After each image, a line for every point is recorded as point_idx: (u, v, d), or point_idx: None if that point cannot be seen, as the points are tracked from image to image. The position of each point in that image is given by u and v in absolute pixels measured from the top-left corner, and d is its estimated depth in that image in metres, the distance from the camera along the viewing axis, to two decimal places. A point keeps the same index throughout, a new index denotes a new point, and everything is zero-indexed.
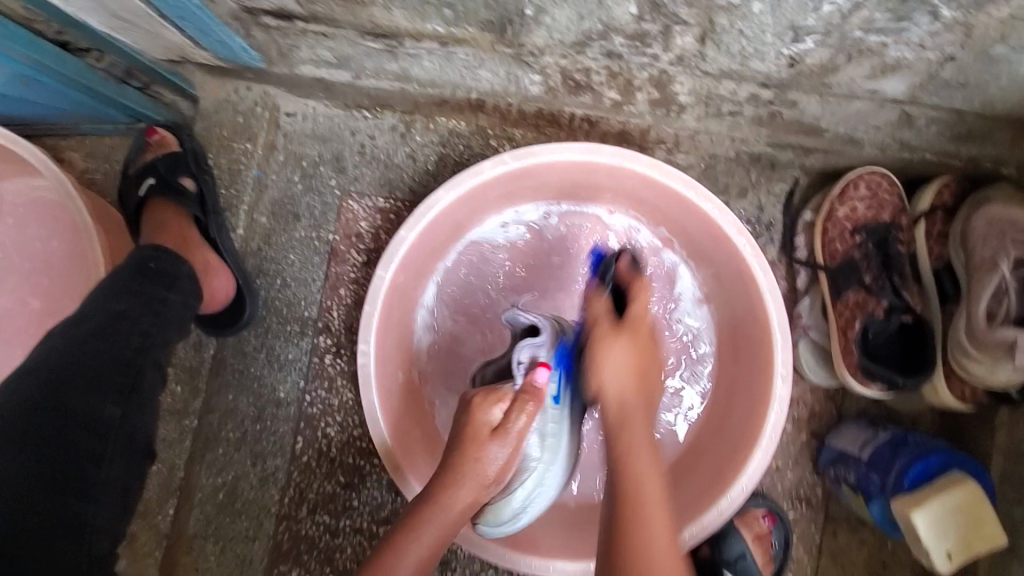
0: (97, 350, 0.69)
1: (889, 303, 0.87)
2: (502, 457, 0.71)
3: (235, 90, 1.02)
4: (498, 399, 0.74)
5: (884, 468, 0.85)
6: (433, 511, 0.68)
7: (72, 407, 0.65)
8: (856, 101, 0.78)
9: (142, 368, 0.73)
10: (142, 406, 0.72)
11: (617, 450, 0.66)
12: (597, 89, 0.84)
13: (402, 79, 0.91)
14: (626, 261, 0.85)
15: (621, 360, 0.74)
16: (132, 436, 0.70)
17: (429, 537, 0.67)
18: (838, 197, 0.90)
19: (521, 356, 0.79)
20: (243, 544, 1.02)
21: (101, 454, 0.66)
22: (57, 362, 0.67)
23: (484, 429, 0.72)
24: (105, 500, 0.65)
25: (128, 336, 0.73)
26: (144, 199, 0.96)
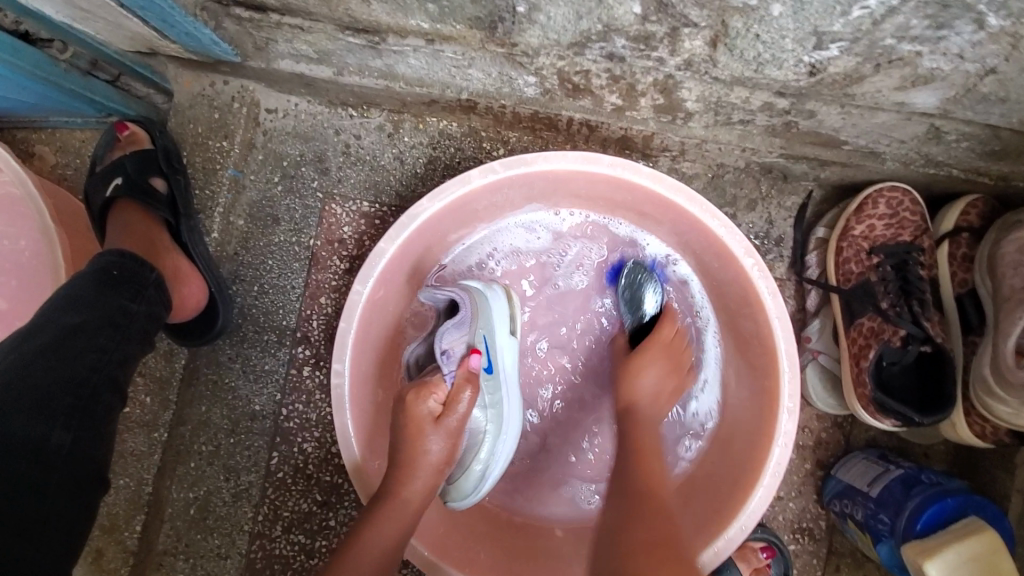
0: (49, 367, 0.62)
1: (907, 332, 0.80)
2: (443, 450, 0.69)
3: (211, 84, 0.94)
4: (431, 393, 0.70)
5: (896, 508, 0.79)
6: (389, 512, 0.66)
7: (13, 435, 0.57)
8: (881, 113, 0.71)
9: (98, 388, 0.64)
10: (96, 430, 0.63)
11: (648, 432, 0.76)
12: (597, 93, 0.77)
13: (388, 77, 0.84)
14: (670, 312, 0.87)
15: (659, 369, 0.81)
16: (83, 464, 0.61)
17: (389, 541, 0.65)
18: (855, 214, 0.85)
19: (446, 345, 0.73)
20: (214, 562, 0.96)
21: (44, 487, 0.57)
22: (5, 379, 0.59)
23: (425, 424, 0.69)
24: (48, 540, 0.57)
25: (83, 351, 0.64)
26: (107, 201, 0.89)
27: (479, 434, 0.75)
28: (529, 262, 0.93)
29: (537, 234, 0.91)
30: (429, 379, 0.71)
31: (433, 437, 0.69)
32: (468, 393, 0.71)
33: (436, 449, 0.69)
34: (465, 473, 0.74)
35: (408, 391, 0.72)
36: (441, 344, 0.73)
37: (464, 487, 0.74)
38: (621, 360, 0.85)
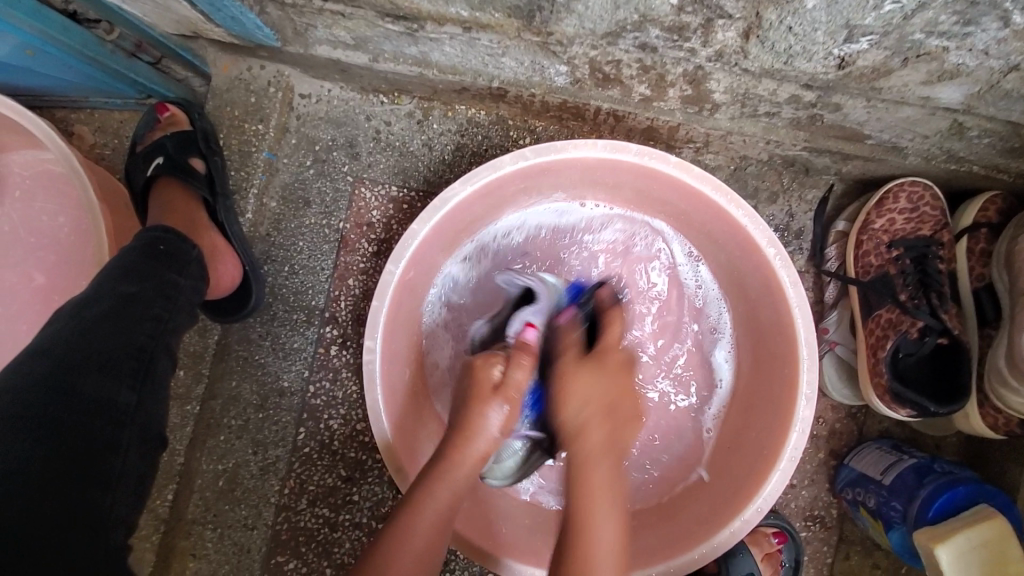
0: (113, 332, 0.65)
1: (925, 324, 0.81)
2: (500, 418, 0.70)
3: (249, 68, 0.97)
4: (495, 361, 0.73)
5: (907, 496, 0.82)
6: (445, 470, 0.68)
7: (85, 393, 0.60)
8: (906, 108, 0.72)
9: (153, 353, 0.68)
10: (156, 393, 0.67)
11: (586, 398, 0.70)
12: (626, 83, 0.79)
13: (421, 64, 0.87)
14: (607, 294, 0.83)
15: (583, 393, 0.70)
16: (149, 425, 0.65)
17: (442, 502, 0.67)
18: (876, 207, 0.87)
19: (515, 325, 0.80)
20: (241, 533, 1.00)
21: (117, 443, 0.61)
22: (72, 341, 0.63)
23: (486, 391, 0.71)
24: (121, 492, 0.60)
25: (142, 319, 0.69)
26: (150, 177, 0.94)
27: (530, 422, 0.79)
28: (548, 251, 0.95)
29: (554, 222, 0.94)
30: (495, 352, 0.75)
31: (496, 405, 0.70)
32: (522, 358, 0.73)
33: (500, 415, 0.70)
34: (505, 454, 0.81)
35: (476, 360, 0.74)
36: (512, 327, 0.80)
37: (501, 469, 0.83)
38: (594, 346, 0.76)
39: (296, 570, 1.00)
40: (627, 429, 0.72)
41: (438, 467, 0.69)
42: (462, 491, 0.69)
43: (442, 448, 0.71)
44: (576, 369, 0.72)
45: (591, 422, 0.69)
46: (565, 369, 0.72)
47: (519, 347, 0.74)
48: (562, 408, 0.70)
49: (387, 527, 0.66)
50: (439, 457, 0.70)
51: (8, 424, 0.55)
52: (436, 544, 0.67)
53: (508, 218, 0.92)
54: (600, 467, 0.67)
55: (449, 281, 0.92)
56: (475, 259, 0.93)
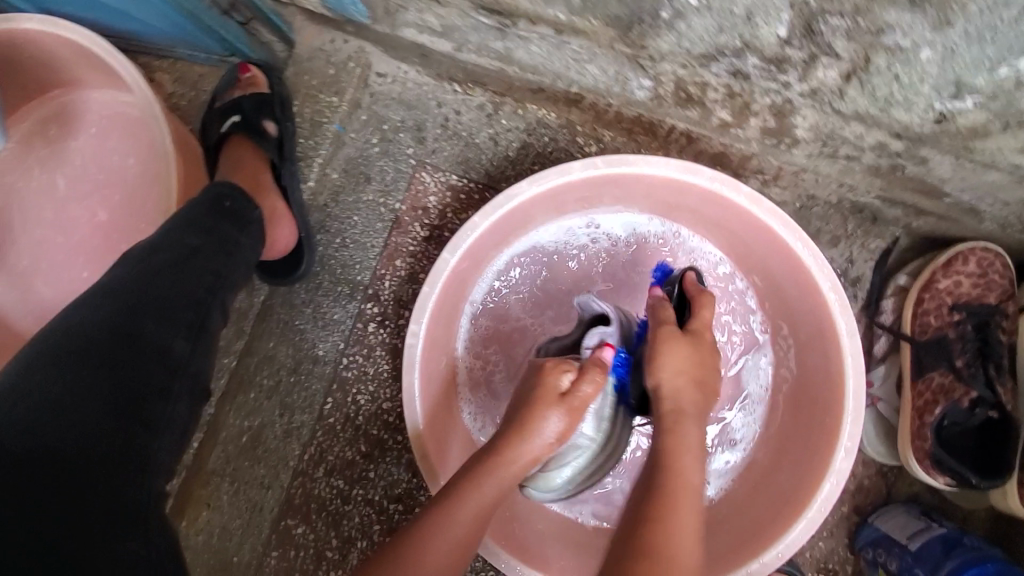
0: (174, 282, 0.66)
1: (978, 395, 0.80)
2: (556, 431, 0.67)
3: (332, 41, 1.00)
4: (567, 369, 0.71)
5: (932, 565, 0.81)
6: (493, 467, 0.67)
7: (146, 339, 0.61)
8: (995, 172, 0.70)
9: (210, 306, 0.69)
10: (207, 347, 0.67)
11: (679, 361, 0.70)
12: (708, 106, 0.79)
13: (503, 59, 0.87)
14: (693, 279, 0.82)
15: (684, 357, 0.71)
16: (198, 376, 0.65)
17: (487, 498, 0.66)
18: (943, 267, 0.84)
19: (590, 340, 0.79)
20: (256, 491, 1.02)
21: (169, 390, 0.60)
22: (137, 289, 0.64)
23: (552, 396, 0.68)
24: (167, 437, 0.59)
25: (201, 272, 0.69)
26: (223, 134, 0.95)
27: (578, 439, 0.75)
28: (599, 258, 0.94)
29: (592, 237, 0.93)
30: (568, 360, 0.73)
31: (553, 411, 0.68)
32: (597, 374, 0.70)
33: (554, 422, 0.68)
34: (559, 468, 0.75)
35: (544, 365, 0.72)
36: (586, 341, 0.79)
37: (551, 480, 0.75)
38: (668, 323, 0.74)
39: (304, 537, 1.01)
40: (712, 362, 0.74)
41: (488, 463, 0.67)
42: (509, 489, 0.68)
43: (495, 444, 0.69)
44: (674, 338, 0.72)
45: (685, 392, 0.69)
46: (662, 334, 0.72)
47: (595, 360, 0.72)
48: (657, 373, 0.70)
49: (428, 509, 0.67)
50: (490, 455, 0.68)
51: (70, 357, 0.56)
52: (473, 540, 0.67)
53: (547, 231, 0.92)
54: (687, 431, 0.66)
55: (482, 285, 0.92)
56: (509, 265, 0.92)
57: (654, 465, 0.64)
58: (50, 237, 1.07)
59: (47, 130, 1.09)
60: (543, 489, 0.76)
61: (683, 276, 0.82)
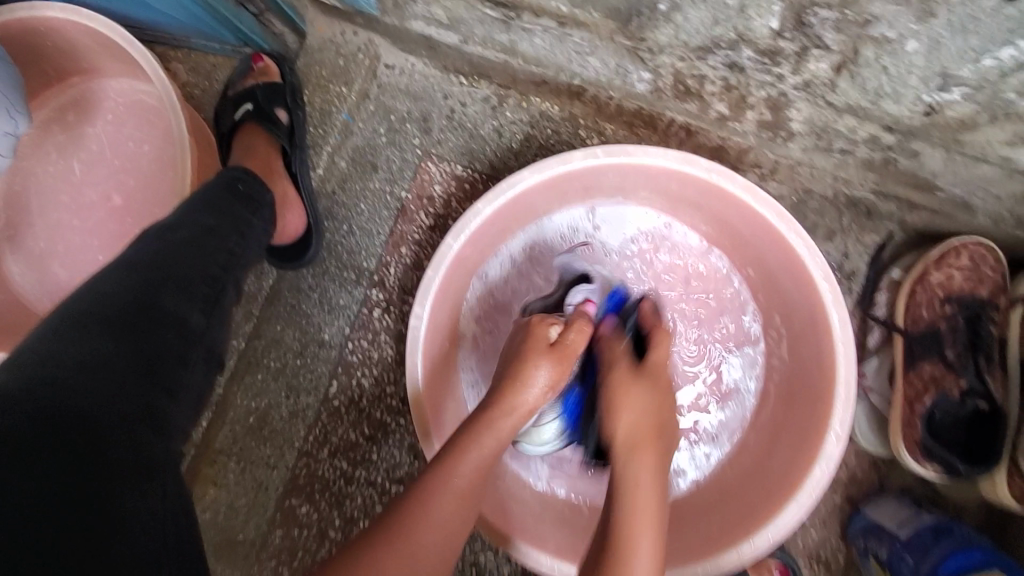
0: (192, 259, 0.69)
1: (968, 385, 0.81)
2: (541, 384, 0.71)
3: (341, 32, 1.03)
4: (552, 322, 0.77)
5: (921, 552, 0.81)
6: (491, 419, 0.69)
7: (164, 309, 0.63)
8: (985, 165, 0.72)
9: (223, 282, 0.71)
10: (218, 321, 0.69)
11: (638, 408, 0.67)
12: (706, 99, 0.81)
13: (508, 52, 0.90)
14: (648, 307, 0.83)
15: (644, 402, 0.68)
16: (212, 348, 0.67)
17: (487, 453, 0.68)
18: (935, 261, 0.85)
19: (575, 297, 0.83)
20: (262, 470, 1.05)
21: (186, 357, 0.63)
22: (158, 262, 0.66)
23: (541, 346, 0.73)
24: (185, 403, 0.61)
25: (217, 251, 0.72)
26: (236, 124, 0.97)
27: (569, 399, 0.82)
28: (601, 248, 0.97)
29: (602, 231, 0.96)
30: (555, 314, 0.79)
31: (544, 361, 0.72)
32: (586, 323, 0.76)
33: (545, 372, 0.71)
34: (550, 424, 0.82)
35: (528, 322, 0.78)
36: (570, 298, 0.83)
37: (542, 435, 0.83)
38: (621, 364, 0.73)
39: (307, 515, 1.04)
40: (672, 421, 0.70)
41: (487, 417, 0.70)
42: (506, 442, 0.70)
43: (493, 398, 0.71)
44: (627, 379, 0.71)
45: (642, 429, 0.66)
46: (614, 378, 0.71)
47: (579, 315, 0.78)
48: (616, 416, 0.67)
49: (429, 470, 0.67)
50: (487, 409, 0.70)
51: (92, 323, 0.58)
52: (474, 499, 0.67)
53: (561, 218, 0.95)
54: (647, 472, 0.62)
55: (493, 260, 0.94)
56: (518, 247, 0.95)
57: (615, 503, 0.61)
58: (67, 220, 1.10)
59: (66, 116, 1.12)
60: (535, 443, 0.84)
61: (638, 307, 0.83)
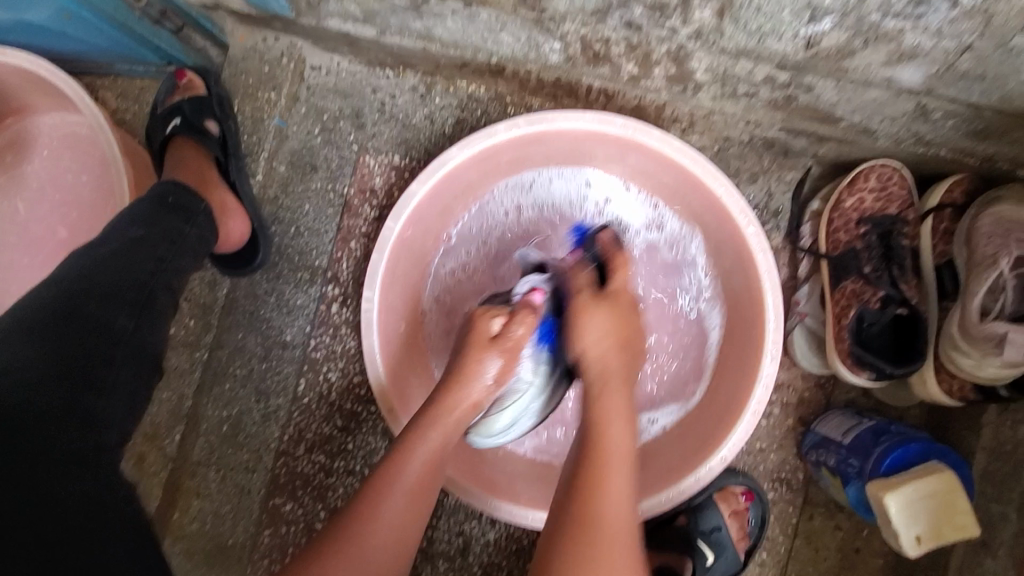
0: (116, 268, 0.72)
1: (886, 293, 0.87)
2: (492, 372, 0.77)
3: (263, 40, 1.04)
4: (496, 314, 0.81)
5: (864, 453, 0.86)
6: (435, 416, 0.74)
7: (88, 314, 0.67)
8: (872, 89, 0.78)
9: (154, 288, 0.75)
10: (155, 320, 0.73)
11: (598, 330, 0.76)
12: (615, 61, 0.85)
13: (426, 39, 0.93)
14: (610, 237, 0.85)
15: (602, 328, 0.76)
16: (143, 348, 0.71)
17: (433, 446, 0.73)
18: (847, 186, 0.91)
19: (522, 287, 0.86)
20: (243, 475, 1.07)
21: (112, 358, 0.66)
22: (81, 275, 0.69)
23: (484, 341, 0.78)
24: (113, 400, 0.65)
25: (146, 258, 0.76)
26: (167, 137, 0.98)
27: (519, 390, 0.84)
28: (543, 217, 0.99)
29: (569, 208, 0.99)
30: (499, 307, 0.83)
31: (489, 355, 0.77)
32: (526, 315, 0.80)
33: (491, 366, 0.77)
34: (497, 415, 0.84)
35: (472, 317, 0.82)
36: (518, 288, 0.87)
37: (492, 425, 0.85)
38: (585, 295, 0.79)
39: (293, 512, 1.06)
40: (637, 351, 0.79)
41: (430, 416, 0.74)
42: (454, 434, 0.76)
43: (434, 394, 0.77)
44: (588, 308, 0.77)
45: (603, 359, 0.75)
46: (576, 306, 0.79)
47: (523, 305, 0.82)
48: (578, 343, 0.76)
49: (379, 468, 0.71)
50: (431, 409, 0.75)
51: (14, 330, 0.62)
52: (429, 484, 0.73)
53: (558, 186, 0.98)
54: (617, 392, 0.73)
55: (495, 206, 0.98)
56: (520, 209, 0.99)
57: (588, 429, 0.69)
58: (15, 259, 1.10)
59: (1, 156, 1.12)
60: (485, 434, 0.86)
61: (599, 239, 0.85)
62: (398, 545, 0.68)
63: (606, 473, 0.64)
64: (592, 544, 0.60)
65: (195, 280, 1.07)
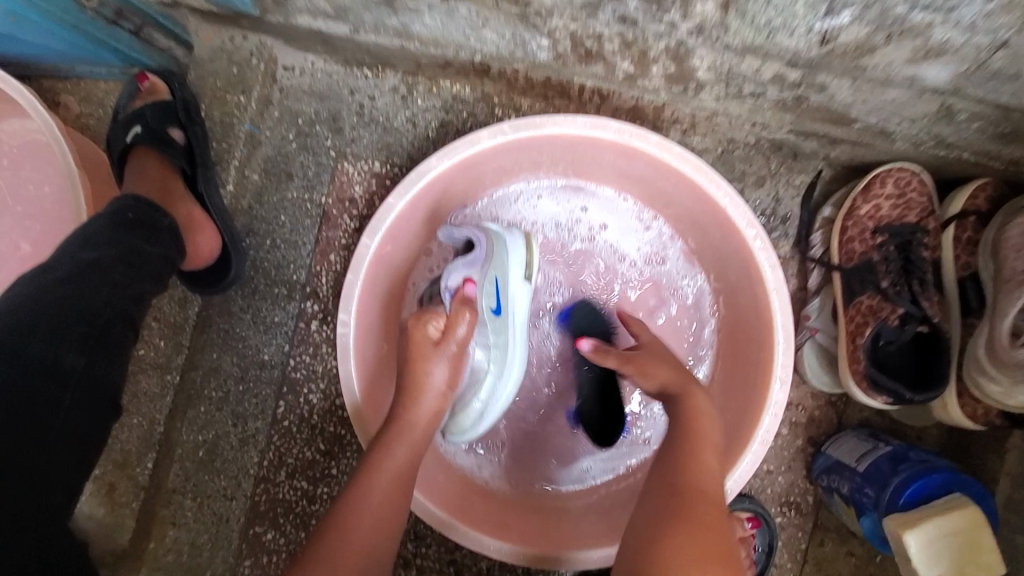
0: (70, 297, 0.67)
1: (906, 311, 0.80)
2: (442, 374, 0.74)
3: (231, 39, 0.97)
4: (432, 318, 0.76)
5: (881, 483, 0.79)
6: (396, 434, 0.71)
7: (28, 358, 0.61)
8: (892, 89, 0.71)
9: (111, 319, 0.69)
10: (110, 358, 0.68)
11: (665, 368, 0.74)
12: (609, 59, 0.78)
13: (403, 37, 0.86)
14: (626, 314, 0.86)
15: (665, 363, 0.74)
16: (98, 387, 0.66)
17: (399, 461, 0.70)
18: (862, 193, 0.85)
19: (451, 280, 0.80)
20: (221, 503, 1.00)
21: (59, 401, 0.61)
22: (26, 306, 0.64)
23: (426, 348, 0.74)
24: (59, 449, 0.61)
25: (99, 285, 0.70)
26: (127, 146, 0.91)
27: (480, 373, 0.80)
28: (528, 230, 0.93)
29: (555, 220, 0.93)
30: (433, 310, 0.78)
31: (434, 361, 0.74)
32: (465, 311, 0.76)
33: (440, 372, 0.74)
34: (465, 408, 0.80)
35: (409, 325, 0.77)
36: (447, 280, 0.80)
37: (461, 422, 0.81)
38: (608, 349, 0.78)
39: (274, 541, 1.00)
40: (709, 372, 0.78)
41: (388, 433, 0.72)
42: (421, 450, 0.73)
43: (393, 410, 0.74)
44: (648, 358, 0.75)
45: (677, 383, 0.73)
46: (637, 358, 0.76)
47: (460, 304, 0.76)
48: (650, 377, 0.74)
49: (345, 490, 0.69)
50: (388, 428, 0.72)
51: None
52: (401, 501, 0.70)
53: (542, 210, 0.93)
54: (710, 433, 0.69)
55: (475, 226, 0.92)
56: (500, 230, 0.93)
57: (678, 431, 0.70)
58: None
59: None
60: (458, 431, 0.82)
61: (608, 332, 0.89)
62: (373, 560, 0.66)
63: (698, 444, 0.67)
64: (692, 484, 0.64)
65: (165, 297, 1.00)
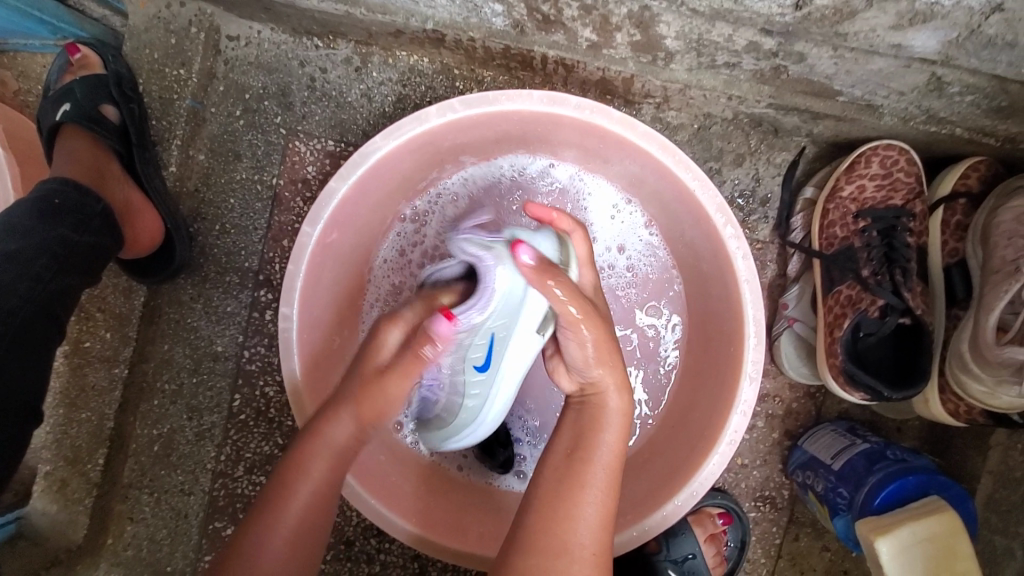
0: None
1: (887, 302, 0.75)
2: (384, 404, 0.59)
3: (167, 6, 0.89)
4: (390, 328, 0.60)
5: (857, 483, 0.77)
6: (314, 448, 0.60)
7: None
8: (877, 59, 0.64)
9: (29, 319, 0.67)
10: (25, 362, 0.66)
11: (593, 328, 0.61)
12: (569, 27, 0.72)
13: (347, 2, 0.79)
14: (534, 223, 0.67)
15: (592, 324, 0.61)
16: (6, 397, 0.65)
17: (317, 480, 0.60)
18: (845, 172, 0.79)
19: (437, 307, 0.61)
20: (177, 498, 0.96)
21: None
22: None
23: (370, 367, 0.59)
24: None
25: (16, 280, 0.66)
26: (54, 125, 0.86)
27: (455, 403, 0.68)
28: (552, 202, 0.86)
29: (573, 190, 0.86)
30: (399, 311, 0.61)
31: (374, 386, 0.59)
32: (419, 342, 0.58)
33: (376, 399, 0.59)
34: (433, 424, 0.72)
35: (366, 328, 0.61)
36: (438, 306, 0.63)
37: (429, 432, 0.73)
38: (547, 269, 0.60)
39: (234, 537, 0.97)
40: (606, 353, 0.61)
41: (280, 476, 0.60)
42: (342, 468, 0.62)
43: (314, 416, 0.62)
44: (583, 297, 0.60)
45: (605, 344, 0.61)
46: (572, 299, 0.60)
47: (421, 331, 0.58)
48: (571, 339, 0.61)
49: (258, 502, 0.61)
50: (298, 443, 0.61)
51: None
52: (316, 526, 0.62)
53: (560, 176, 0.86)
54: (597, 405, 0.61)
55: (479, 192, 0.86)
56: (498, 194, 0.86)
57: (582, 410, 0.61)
58: None
59: None
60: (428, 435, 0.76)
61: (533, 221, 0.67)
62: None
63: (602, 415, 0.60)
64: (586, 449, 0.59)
65: (109, 288, 0.95)
